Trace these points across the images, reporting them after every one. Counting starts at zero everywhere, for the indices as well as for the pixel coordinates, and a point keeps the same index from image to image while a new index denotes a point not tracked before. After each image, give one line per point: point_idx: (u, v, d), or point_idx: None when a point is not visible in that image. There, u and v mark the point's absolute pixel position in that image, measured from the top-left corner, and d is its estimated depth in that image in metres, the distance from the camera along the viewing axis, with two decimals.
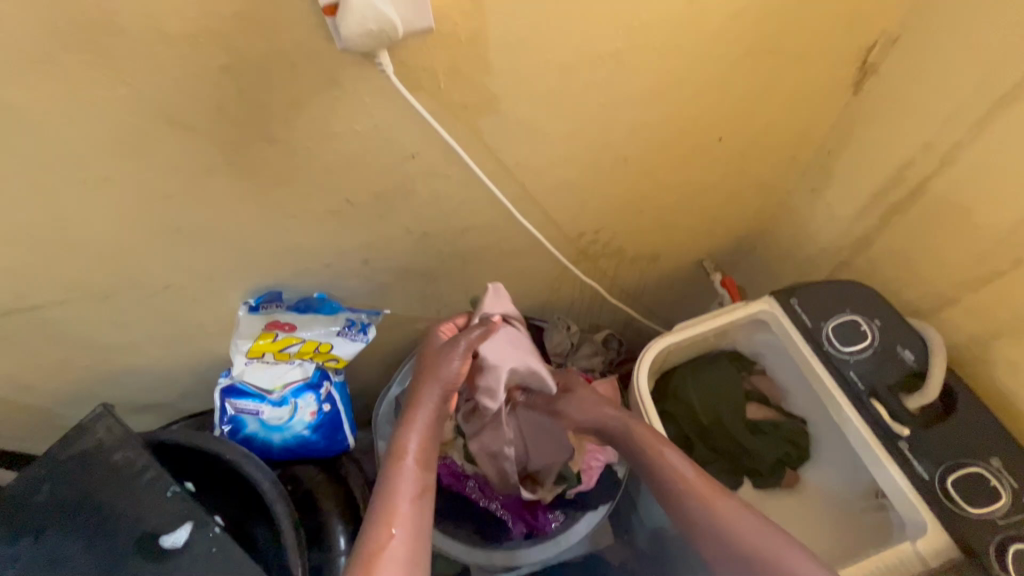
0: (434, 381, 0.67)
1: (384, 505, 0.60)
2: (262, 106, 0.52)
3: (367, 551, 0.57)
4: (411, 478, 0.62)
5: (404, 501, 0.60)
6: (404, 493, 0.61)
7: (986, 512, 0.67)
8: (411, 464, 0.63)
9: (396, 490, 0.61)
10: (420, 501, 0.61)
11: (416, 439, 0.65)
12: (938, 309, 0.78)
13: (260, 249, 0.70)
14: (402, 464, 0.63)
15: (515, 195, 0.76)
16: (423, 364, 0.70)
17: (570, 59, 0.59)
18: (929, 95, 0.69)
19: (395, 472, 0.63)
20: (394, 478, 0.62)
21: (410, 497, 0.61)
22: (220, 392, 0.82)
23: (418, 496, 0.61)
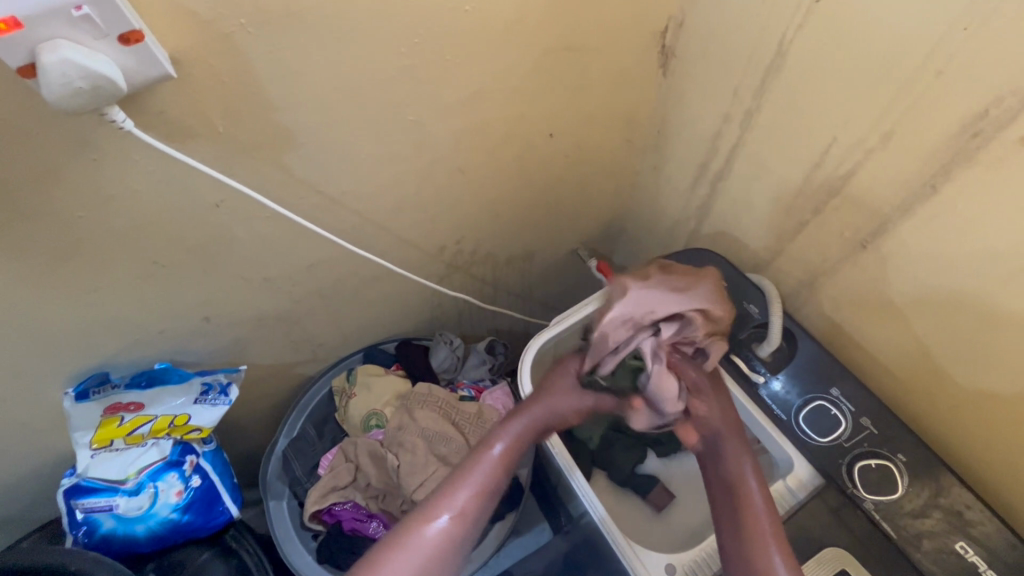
0: (545, 399, 0.75)
1: (460, 484, 0.69)
2: (4, 184, 0.46)
3: (420, 516, 0.67)
4: (485, 471, 0.70)
5: (468, 487, 0.69)
6: (468, 477, 0.69)
7: (834, 438, 0.73)
8: (493, 457, 0.71)
9: (470, 471, 0.70)
10: (481, 499, 0.69)
11: (506, 444, 0.72)
12: (770, 262, 0.84)
13: (69, 332, 0.63)
14: (483, 454, 0.71)
15: (355, 223, 0.74)
16: (546, 380, 0.77)
17: (359, 81, 0.57)
18: (719, 70, 0.74)
19: (478, 460, 0.71)
20: (475, 460, 0.71)
21: (473, 488, 0.69)
22: (63, 494, 0.73)
23: (479, 492, 0.69)
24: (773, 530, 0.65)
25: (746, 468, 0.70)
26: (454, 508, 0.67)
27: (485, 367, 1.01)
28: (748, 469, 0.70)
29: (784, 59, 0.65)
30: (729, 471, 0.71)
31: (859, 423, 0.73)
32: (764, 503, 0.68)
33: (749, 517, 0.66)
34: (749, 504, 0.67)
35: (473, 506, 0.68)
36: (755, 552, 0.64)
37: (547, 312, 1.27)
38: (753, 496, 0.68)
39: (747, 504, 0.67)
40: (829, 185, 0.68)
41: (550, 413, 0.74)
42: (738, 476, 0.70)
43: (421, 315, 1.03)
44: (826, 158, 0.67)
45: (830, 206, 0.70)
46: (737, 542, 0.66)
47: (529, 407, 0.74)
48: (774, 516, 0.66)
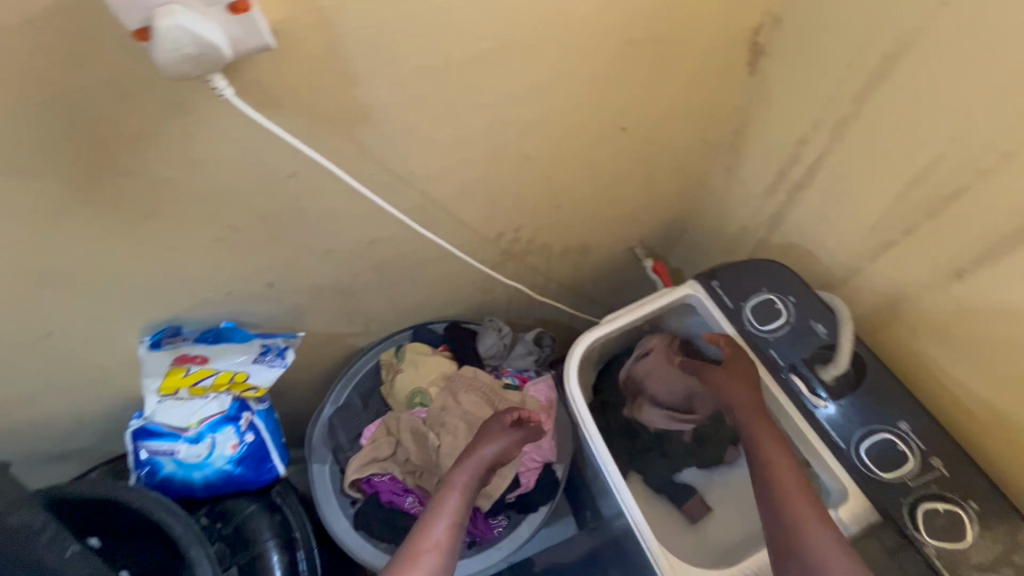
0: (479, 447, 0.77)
1: (429, 518, 0.69)
2: (108, 141, 0.49)
3: (409, 551, 0.66)
4: (456, 504, 0.71)
5: (445, 519, 0.69)
6: (445, 508, 0.70)
7: (897, 475, 0.69)
8: (455, 494, 0.72)
9: (440, 508, 0.70)
10: (455, 530, 0.69)
11: (464, 477, 0.74)
12: (845, 280, 0.79)
13: (150, 286, 0.66)
14: (450, 491, 0.72)
15: (421, 203, 0.74)
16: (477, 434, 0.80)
17: (442, 62, 0.56)
18: (813, 74, 0.70)
19: (444, 495, 0.72)
20: (442, 497, 0.72)
21: (445, 523, 0.69)
22: (131, 435, 0.79)
23: (452, 526, 0.69)
24: (812, 508, 0.66)
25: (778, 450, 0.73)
26: (434, 540, 0.67)
27: (530, 358, 1.00)
28: (773, 450, 0.72)
29: (892, 66, 0.60)
30: (762, 453, 0.73)
31: (928, 462, 0.69)
32: (786, 477, 0.70)
33: (783, 492, 0.69)
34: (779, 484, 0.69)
35: (451, 538, 0.68)
36: (806, 535, 0.64)
37: (596, 308, 1.25)
38: (775, 452, 0.72)
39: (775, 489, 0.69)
40: (928, 206, 0.63)
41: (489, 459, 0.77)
42: (766, 455, 0.72)
43: (471, 299, 1.03)
44: (928, 176, 0.62)
45: (924, 228, 0.65)
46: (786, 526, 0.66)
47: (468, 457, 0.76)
48: (800, 488, 0.69)
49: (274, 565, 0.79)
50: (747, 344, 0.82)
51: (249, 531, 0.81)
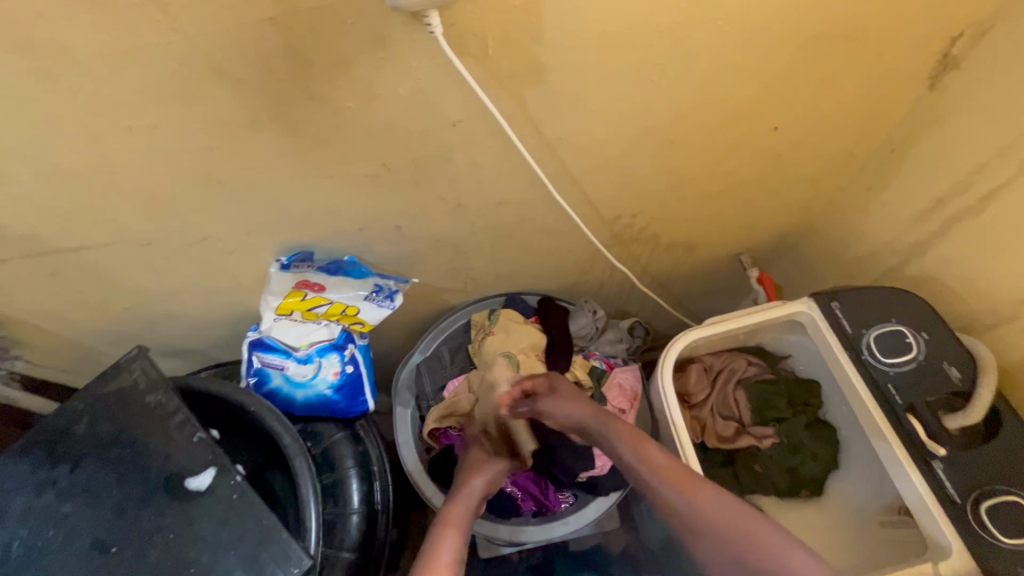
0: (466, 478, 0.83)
1: (427, 556, 0.72)
2: (309, 64, 0.51)
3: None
4: (453, 542, 0.74)
5: (444, 555, 0.72)
6: (445, 543, 0.73)
7: (1021, 544, 0.64)
8: (447, 529, 0.76)
9: (436, 543, 0.73)
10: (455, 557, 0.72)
11: (454, 508, 0.79)
12: (993, 326, 0.73)
13: (297, 209, 0.70)
14: (446, 530, 0.76)
15: (555, 172, 0.74)
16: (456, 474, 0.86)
17: (626, 30, 0.55)
18: (1015, 95, 0.63)
19: (437, 534, 0.75)
20: (433, 538, 0.75)
21: (445, 557, 0.72)
22: (248, 344, 0.85)
23: (454, 554, 0.72)
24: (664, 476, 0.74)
25: (632, 449, 0.77)
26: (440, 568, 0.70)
27: (620, 346, 1.00)
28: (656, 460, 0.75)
29: None
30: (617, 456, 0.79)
31: None
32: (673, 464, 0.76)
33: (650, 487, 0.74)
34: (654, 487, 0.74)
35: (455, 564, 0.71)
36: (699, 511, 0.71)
37: (684, 310, 1.22)
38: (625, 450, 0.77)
39: (654, 481, 0.74)
40: None
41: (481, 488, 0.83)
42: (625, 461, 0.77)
43: (568, 278, 1.03)
44: None
45: None
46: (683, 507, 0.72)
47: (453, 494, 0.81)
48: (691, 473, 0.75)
49: (354, 492, 0.83)
50: (861, 375, 0.77)
51: (335, 456, 0.86)
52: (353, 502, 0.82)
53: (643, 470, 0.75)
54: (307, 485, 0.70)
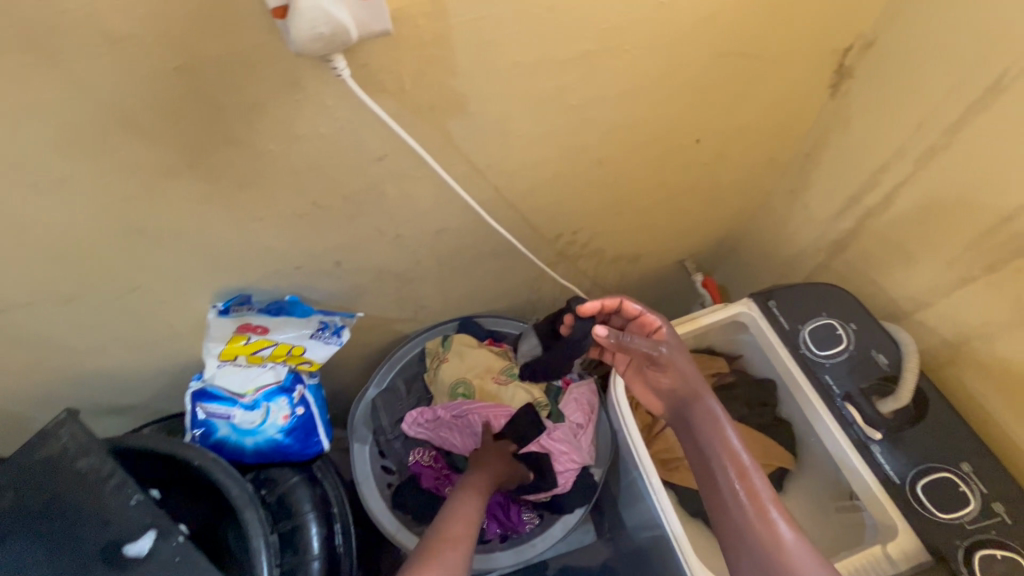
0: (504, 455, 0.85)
1: (450, 515, 0.70)
2: (223, 108, 0.51)
3: (427, 540, 0.66)
4: (476, 505, 0.73)
5: (472, 517, 0.70)
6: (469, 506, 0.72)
7: (954, 517, 0.67)
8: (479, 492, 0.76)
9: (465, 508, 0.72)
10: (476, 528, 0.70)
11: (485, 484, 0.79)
12: (912, 313, 0.78)
13: (228, 253, 0.68)
14: (473, 493, 0.75)
15: (489, 197, 0.75)
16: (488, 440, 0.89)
17: (537, 59, 0.57)
18: (901, 99, 0.69)
19: (462, 498, 0.74)
20: (462, 496, 0.75)
21: (466, 517, 0.70)
22: (191, 396, 0.81)
23: (475, 518, 0.70)
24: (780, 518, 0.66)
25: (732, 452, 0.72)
26: (463, 529, 0.68)
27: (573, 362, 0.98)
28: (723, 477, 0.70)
29: (993, 96, 0.59)
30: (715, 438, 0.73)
31: (990, 507, 0.66)
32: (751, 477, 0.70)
33: (744, 500, 0.68)
34: (739, 497, 0.68)
35: (475, 528, 0.69)
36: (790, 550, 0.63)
37: None
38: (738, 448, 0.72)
39: (737, 472, 0.70)
40: (1017, 242, 0.61)
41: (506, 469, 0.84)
42: (712, 452, 0.73)
43: (519, 297, 1.04)
44: (1019, 215, 0.60)
45: (1011, 267, 0.63)
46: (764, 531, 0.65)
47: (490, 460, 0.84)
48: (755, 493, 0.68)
49: (313, 536, 0.79)
50: (802, 369, 0.81)
51: (292, 502, 0.82)
52: (312, 548, 0.78)
53: (727, 460, 0.71)
54: (258, 537, 0.67)
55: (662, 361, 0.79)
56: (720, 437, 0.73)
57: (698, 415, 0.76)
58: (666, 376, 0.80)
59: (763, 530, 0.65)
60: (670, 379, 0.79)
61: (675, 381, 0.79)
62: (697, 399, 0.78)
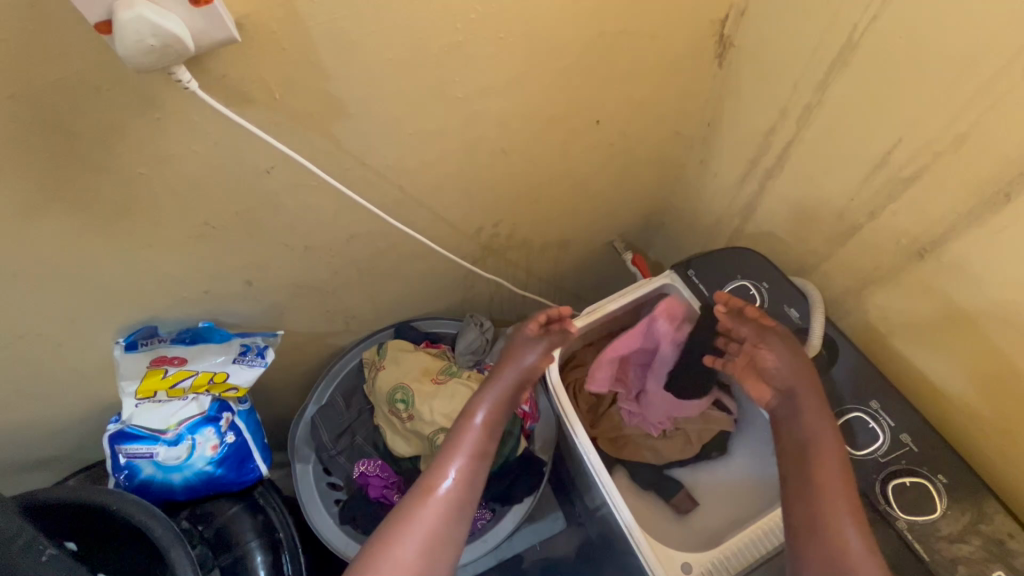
0: (513, 368, 0.81)
1: (449, 453, 0.74)
2: (74, 135, 0.48)
3: (423, 487, 0.72)
4: (472, 439, 0.75)
5: (462, 453, 0.74)
6: (463, 441, 0.75)
7: (869, 453, 0.71)
8: (476, 427, 0.76)
9: (457, 443, 0.75)
10: (474, 460, 0.74)
11: (484, 413, 0.78)
12: (817, 264, 0.81)
13: (123, 285, 0.65)
14: (467, 422, 0.77)
15: (396, 198, 0.74)
16: (507, 351, 0.84)
17: (411, 55, 0.57)
18: (776, 63, 0.72)
19: (464, 429, 0.76)
20: (461, 430, 0.76)
21: (464, 453, 0.74)
22: (108, 439, 0.77)
23: (470, 456, 0.74)
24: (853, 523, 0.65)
25: (824, 451, 0.69)
26: (461, 467, 0.73)
27: None
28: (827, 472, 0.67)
29: (850, 53, 0.62)
30: (803, 429, 0.71)
31: (898, 439, 0.70)
32: (840, 474, 0.67)
33: (823, 495, 0.66)
34: (813, 493, 0.67)
35: (467, 469, 0.73)
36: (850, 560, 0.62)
37: (578, 304, 1.25)
38: (825, 453, 0.68)
39: (822, 471, 0.68)
40: (891, 188, 0.65)
41: (520, 377, 0.81)
42: (807, 447, 0.70)
43: (454, 296, 1.03)
44: (888, 160, 0.64)
45: (889, 211, 0.66)
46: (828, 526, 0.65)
47: (500, 372, 0.81)
48: (850, 490, 0.67)
49: (260, 568, 0.78)
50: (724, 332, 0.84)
51: (232, 534, 0.80)
52: None
53: (817, 451, 0.69)
54: None
55: (764, 339, 0.77)
56: (821, 433, 0.70)
57: (801, 407, 0.72)
58: (770, 359, 0.76)
59: (827, 525, 0.65)
60: (771, 363, 0.75)
61: (778, 368, 0.75)
62: (802, 390, 0.73)
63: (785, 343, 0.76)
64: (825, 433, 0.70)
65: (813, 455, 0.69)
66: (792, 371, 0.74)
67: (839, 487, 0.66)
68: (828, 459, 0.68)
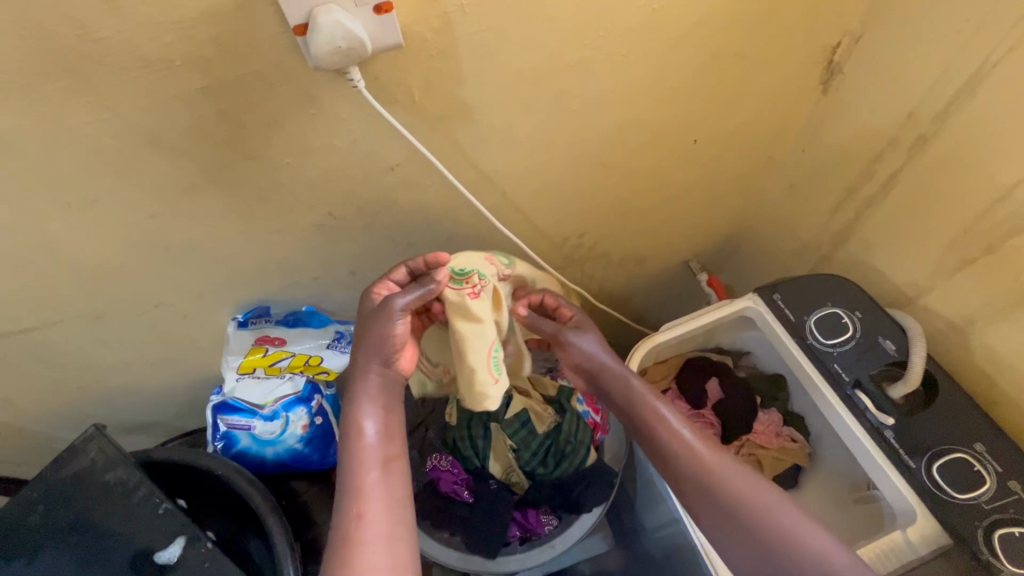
0: (377, 345, 0.65)
1: (348, 484, 0.58)
2: (243, 124, 0.54)
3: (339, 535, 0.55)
4: (375, 452, 0.61)
5: (370, 481, 0.58)
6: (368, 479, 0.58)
7: (973, 498, 0.67)
8: (371, 441, 0.61)
9: (360, 465, 0.59)
10: (388, 469, 0.60)
11: (370, 417, 0.63)
12: (917, 297, 0.78)
13: (248, 266, 0.71)
14: (364, 444, 0.61)
15: (497, 204, 0.77)
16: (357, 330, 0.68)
17: (540, 68, 0.60)
18: (889, 91, 0.71)
19: (355, 451, 0.61)
20: (354, 453, 0.60)
21: (372, 488, 0.58)
22: (211, 408, 0.82)
23: (389, 454, 0.61)
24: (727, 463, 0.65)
25: (657, 414, 0.68)
26: (378, 479, 0.59)
27: None
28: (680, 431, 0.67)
29: (978, 84, 0.62)
30: (634, 402, 0.70)
31: (1005, 486, 0.67)
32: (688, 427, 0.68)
33: (680, 457, 0.65)
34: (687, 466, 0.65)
35: (397, 483, 0.59)
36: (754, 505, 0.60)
37: (645, 322, 1.25)
38: (662, 414, 0.68)
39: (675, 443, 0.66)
40: (1013, 222, 0.63)
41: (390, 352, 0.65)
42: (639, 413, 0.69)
43: None
44: (1013, 195, 0.62)
45: (1010, 246, 0.64)
46: (719, 496, 0.62)
47: (363, 346, 0.65)
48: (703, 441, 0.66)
49: None
50: (810, 359, 0.82)
51: (313, 513, 0.85)
52: None
53: (657, 425, 0.68)
54: (281, 545, 0.68)
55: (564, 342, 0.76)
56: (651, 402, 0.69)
57: (617, 383, 0.72)
58: (575, 353, 0.76)
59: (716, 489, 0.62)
60: (574, 356, 0.76)
61: (580, 357, 0.75)
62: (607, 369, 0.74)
63: (583, 337, 0.76)
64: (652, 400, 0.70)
65: (663, 434, 0.67)
66: (590, 356, 0.74)
67: (691, 447, 0.65)
68: (663, 416, 0.68)
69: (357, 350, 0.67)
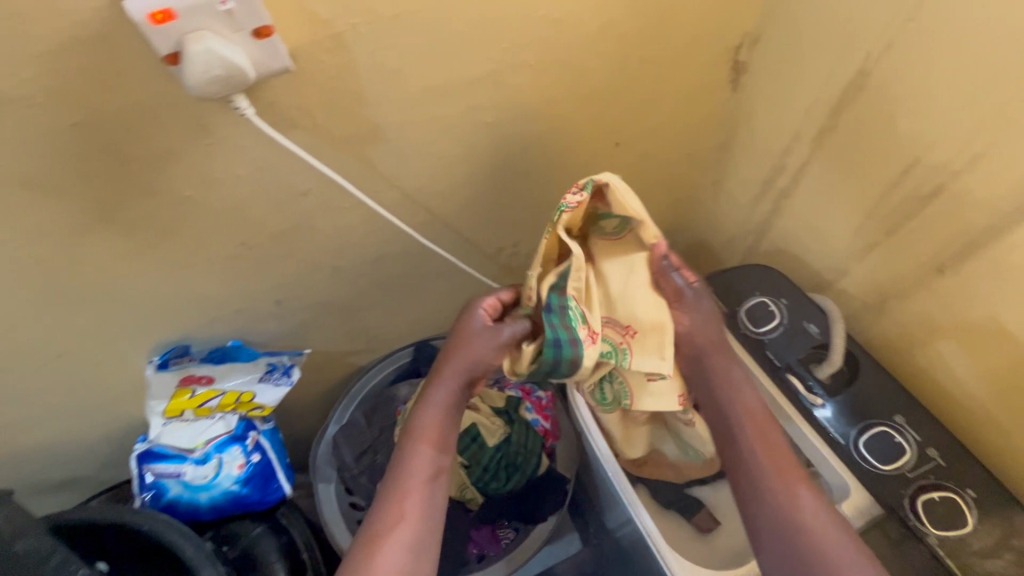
0: (463, 359, 0.68)
1: (397, 485, 0.64)
2: (131, 158, 0.51)
3: (371, 534, 0.61)
4: (424, 461, 0.65)
5: (416, 481, 0.64)
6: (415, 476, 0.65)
7: (897, 467, 0.71)
8: (426, 447, 0.66)
9: (407, 472, 0.65)
10: (432, 483, 0.65)
11: (433, 421, 0.68)
12: (835, 281, 0.82)
13: (160, 305, 0.67)
14: (417, 446, 0.66)
15: (424, 220, 0.76)
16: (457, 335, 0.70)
17: (447, 83, 0.60)
18: (790, 87, 0.74)
19: (409, 451, 0.66)
20: (407, 455, 0.66)
21: (410, 487, 0.64)
22: (136, 458, 0.78)
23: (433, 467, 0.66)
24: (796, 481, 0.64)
25: (736, 413, 0.69)
26: (420, 485, 0.64)
27: None
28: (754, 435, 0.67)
29: (864, 78, 0.65)
30: (732, 401, 0.70)
31: (924, 453, 0.71)
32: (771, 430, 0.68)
33: (750, 461, 0.66)
34: (755, 466, 0.66)
35: (435, 488, 0.65)
36: (802, 515, 0.61)
37: None
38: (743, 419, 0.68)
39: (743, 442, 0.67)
40: (908, 205, 0.67)
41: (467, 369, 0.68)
42: (725, 410, 0.70)
43: None
44: (905, 180, 0.66)
45: (908, 227, 0.68)
46: (774, 503, 0.63)
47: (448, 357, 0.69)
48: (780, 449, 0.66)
49: None
50: (744, 348, 0.83)
51: (258, 555, 0.80)
52: None
53: (733, 422, 0.69)
54: None
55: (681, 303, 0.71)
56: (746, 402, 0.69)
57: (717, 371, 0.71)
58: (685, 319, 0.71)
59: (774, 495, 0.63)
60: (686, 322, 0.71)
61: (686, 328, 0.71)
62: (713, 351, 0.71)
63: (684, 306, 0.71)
64: (748, 398, 0.69)
65: (744, 429, 0.68)
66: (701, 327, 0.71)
67: (767, 452, 0.66)
68: (739, 419, 0.68)
69: (443, 362, 0.69)
